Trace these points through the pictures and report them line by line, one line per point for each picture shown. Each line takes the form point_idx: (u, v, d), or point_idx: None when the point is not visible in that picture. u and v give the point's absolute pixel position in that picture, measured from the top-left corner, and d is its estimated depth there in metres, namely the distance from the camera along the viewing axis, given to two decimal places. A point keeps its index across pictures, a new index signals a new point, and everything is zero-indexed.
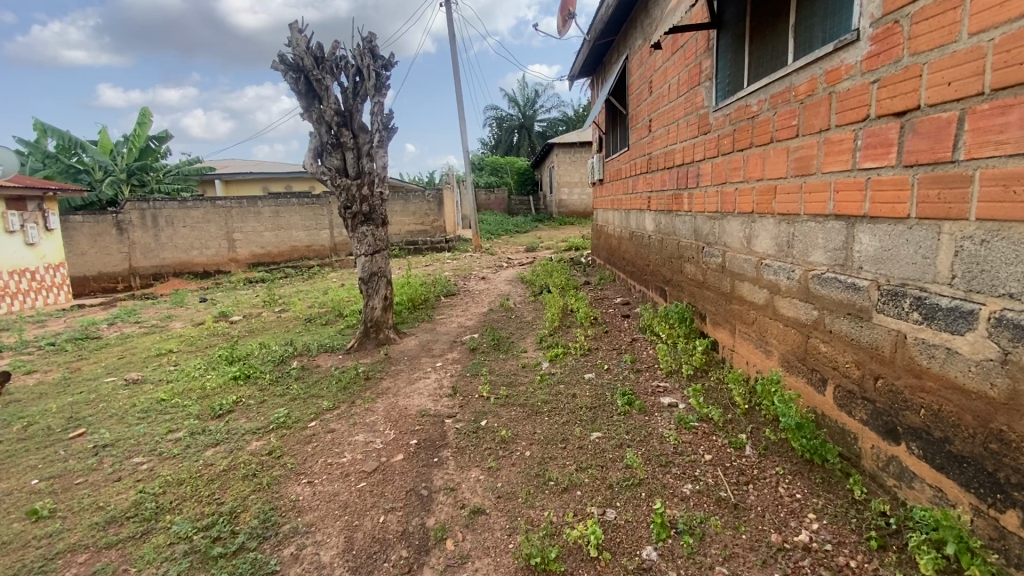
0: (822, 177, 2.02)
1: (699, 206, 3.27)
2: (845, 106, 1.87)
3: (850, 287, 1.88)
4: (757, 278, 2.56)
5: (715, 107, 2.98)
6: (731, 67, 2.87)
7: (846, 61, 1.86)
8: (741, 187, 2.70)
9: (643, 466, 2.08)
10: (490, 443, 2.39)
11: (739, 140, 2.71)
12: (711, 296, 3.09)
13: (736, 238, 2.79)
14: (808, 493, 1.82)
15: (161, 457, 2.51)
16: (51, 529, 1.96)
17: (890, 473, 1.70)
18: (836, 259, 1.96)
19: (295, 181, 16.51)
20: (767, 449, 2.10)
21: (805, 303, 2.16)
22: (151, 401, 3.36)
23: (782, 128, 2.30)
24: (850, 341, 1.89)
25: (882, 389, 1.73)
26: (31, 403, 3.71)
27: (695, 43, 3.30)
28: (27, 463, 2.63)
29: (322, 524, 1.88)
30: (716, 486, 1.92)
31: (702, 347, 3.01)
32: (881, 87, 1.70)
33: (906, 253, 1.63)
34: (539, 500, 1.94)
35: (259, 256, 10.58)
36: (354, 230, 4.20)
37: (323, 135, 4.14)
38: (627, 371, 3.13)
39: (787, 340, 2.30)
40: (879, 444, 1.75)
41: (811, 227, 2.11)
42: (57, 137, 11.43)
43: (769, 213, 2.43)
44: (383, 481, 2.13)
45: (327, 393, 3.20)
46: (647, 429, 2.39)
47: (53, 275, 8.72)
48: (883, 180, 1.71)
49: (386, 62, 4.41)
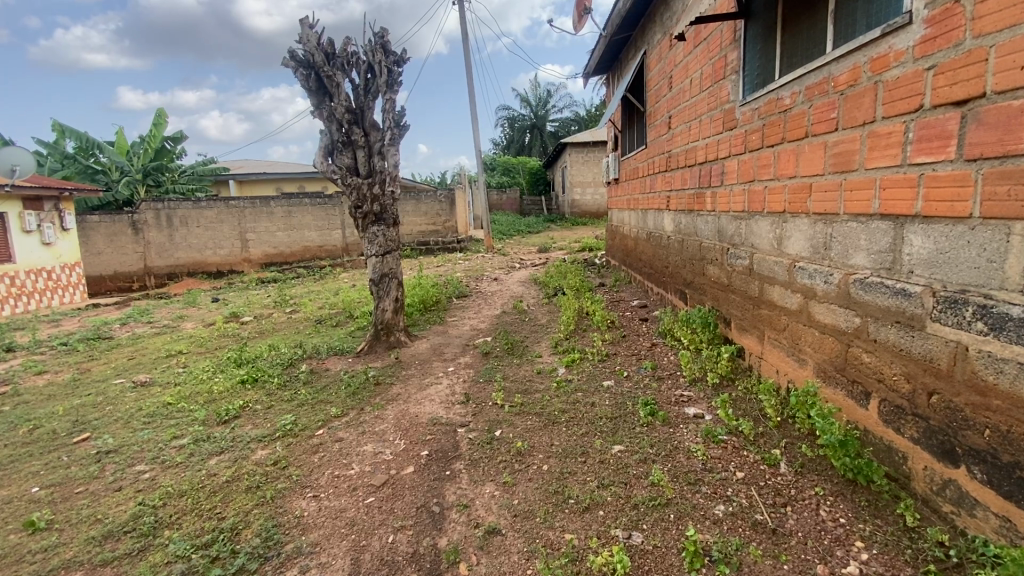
0: (864, 173, 1.87)
1: (724, 206, 3.11)
2: (894, 96, 1.71)
3: (899, 293, 1.72)
4: (789, 282, 2.41)
5: (743, 101, 2.82)
6: (761, 58, 2.72)
7: (895, 47, 1.70)
8: (771, 185, 2.55)
9: (670, 484, 1.94)
10: (504, 456, 2.26)
11: (769, 135, 2.55)
12: (737, 300, 2.94)
13: (765, 240, 2.63)
14: (853, 518, 1.68)
15: (163, 465, 2.42)
16: (46, 543, 1.87)
17: (946, 498, 1.55)
18: (881, 262, 1.81)
19: (309, 181, 16.54)
20: (804, 467, 1.95)
21: (844, 309, 2.01)
22: (158, 405, 3.28)
23: (819, 121, 2.14)
24: (898, 352, 1.73)
25: (937, 406, 1.58)
26: (39, 405, 3.65)
27: (720, 34, 3.14)
28: (29, 470, 2.56)
29: (327, 544, 1.76)
30: (750, 508, 1.78)
31: (728, 354, 2.86)
32: (937, 74, 1.54)
33: (967, 256, 1.47)
34: (558, 520, 1.80)
35: (272, 256, 10.55)
36: (365, 230, 4.10)
37: (334, 133, 4.04)
38: (648, 379, 2.99)
39: (823, 348, 2.14)
40: (933, 466, 1.60)
41: (851, 227, 1.96)
42: (75, 137, 11.54)
43: (803, 212, 2.28)
44: (392, 496, 2.02)
45: (336, 399, 3.09)
46: (671, 442, 2.24)
47: (69, 275, 8.75)
48: (940, 175, 1.55)
49: (399, 58, 4.30)
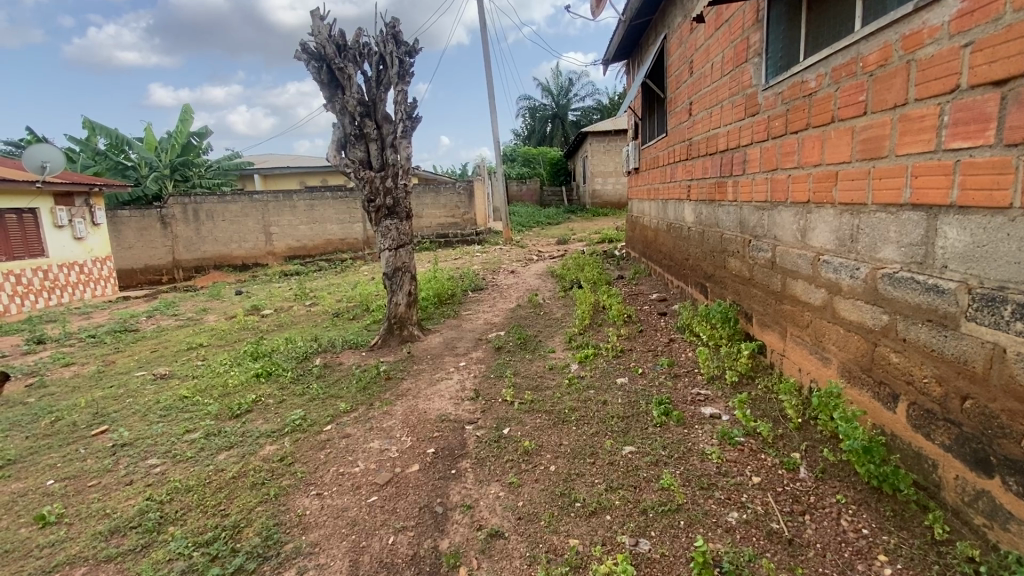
0: (895, 160, 1.74)
1: (746, 195, 2.98)
2: (928, 76, 1.58)
3: (931, 289, 1.60)
4: (813, 276, 2.28)
5: (766, 85, 2.69)
6: (785, 38, 2.58)
7: (929, 22, 1.57)
8: (795, 174, 2.42)
9: (681, 488, 1.86)
10: (511, 455, 2.21)
11: (792, 121, 2.42)
12: (759, 295, 2.82)
13: (789, 232, 2.50)
14: (877, 529, 1.58)
15: (174, 460, 2.43)
16: (53, 538, 1.89)
17: (978, 510, 1.44)
18: (912, 256, 1.69)
19: (330, 175, 16.70)
20: (825, 473, 1.85)
21: (872, 306, 1.89)
22: (174, 398, 3.31)
23: (846, 105, 2.01)
24: (929, 353, 1.61)
25: (971, 412, 1.46)
26: (63, 397, 3.74)
27: (742, 15, 2.99)
28: (47, 462, 2.60)
29: (326, 544, 1.73)
30: (766, 515, 1.69)
31: (748, 351, 2.75)
32: (975, 51, 1.41)
33: (1005, 250, 1.35)
34: (564, 524, 1.75)
35: (294, 249, 10.67)
36: (378, 224, 4.08)
37: (346, 126, 4.00)
38: (664, 377, 2.89)
39: (848, 347, 2.02)
40: (965, 475, 1.49)
41: (880, 218, 1.83)
42: (105, 134, 11.86)
43: (828, 202, 2.15)
44: (395, 495, 1.98)
45: (346, 394, 3.08)
46: (685, 444, 2.16)
47: (101, 269, 8.98)
48: (978, 162, 1.42)
49: (410, 48, 4.23)
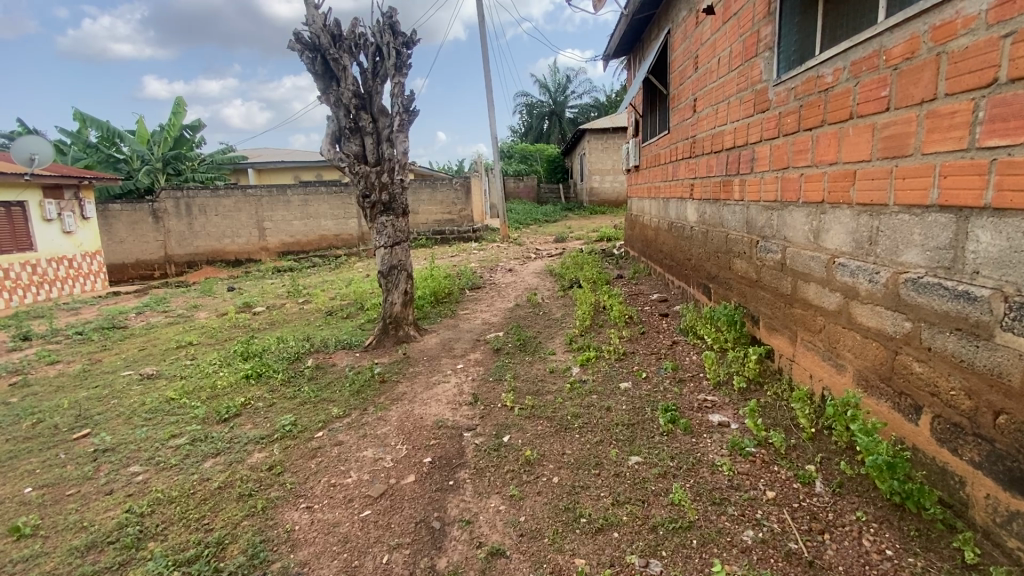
0: (921, 159, 1.64)
1: (754, 194, 2.89)
2: (961, 69, 1.48)
3: (961, 296, 1.51)
4: (827, 279, 2.19)
5: (777, 80, 2.58)
6: (800, 31, 2.47)
7: (963, 11, 1.47)
8: (808, 173, 2.32)
9: (693, 504, 1.76)
10: (512, 465, 2.11)
11: (806, 118, 2.31)
12: (767, 297, 2.73)
13: (800, 233, 2.41)
14: (902, 550, 1.49)
15: (157, 467, 2.32)
16: (28, 553, 1.77)
17: (1012, 533, 1.36)
18: (937, 260, 1.60)
19: (326, 171, 16.54)
20: (842, 487, 1.76)
21: (892, 312, 1.79)
22: (160, 400, 3.19)
23: (866, 101, 1.91)
24: (957, 364, 1.52)
25: (1005, 428, 1.38)
26: (46, 397, 3.61)
27: (752, 8, 2.88)
28: (25, 467, 2.48)
29: (316, 564, 1.63)
30: (783, 534, 1.60)
31: (756, 355, 2.66)
32: (1017, 41, 1.31)
33: None
34: (568, 542, 1.65)
35: (288, 245, 10.52)
36: (372, 220, 3.96)
37: (341, 118, 3.87)
38: (668, 382, 2.79)
39: (865, 354, 1.93)
40: (997, 495, 1.40)
41: (902, 220, 1.74)
42: (97, 127, 11.64)
43: (845, 202, 2.06)
44: (390, 509, 1.88)
45: (339, 398, 2.97)
46: (694, 454, 2.06)
47: (90, 263, 8.80)
48: (1016, 161, 1.33)
49: (408, 39, 4.11)
